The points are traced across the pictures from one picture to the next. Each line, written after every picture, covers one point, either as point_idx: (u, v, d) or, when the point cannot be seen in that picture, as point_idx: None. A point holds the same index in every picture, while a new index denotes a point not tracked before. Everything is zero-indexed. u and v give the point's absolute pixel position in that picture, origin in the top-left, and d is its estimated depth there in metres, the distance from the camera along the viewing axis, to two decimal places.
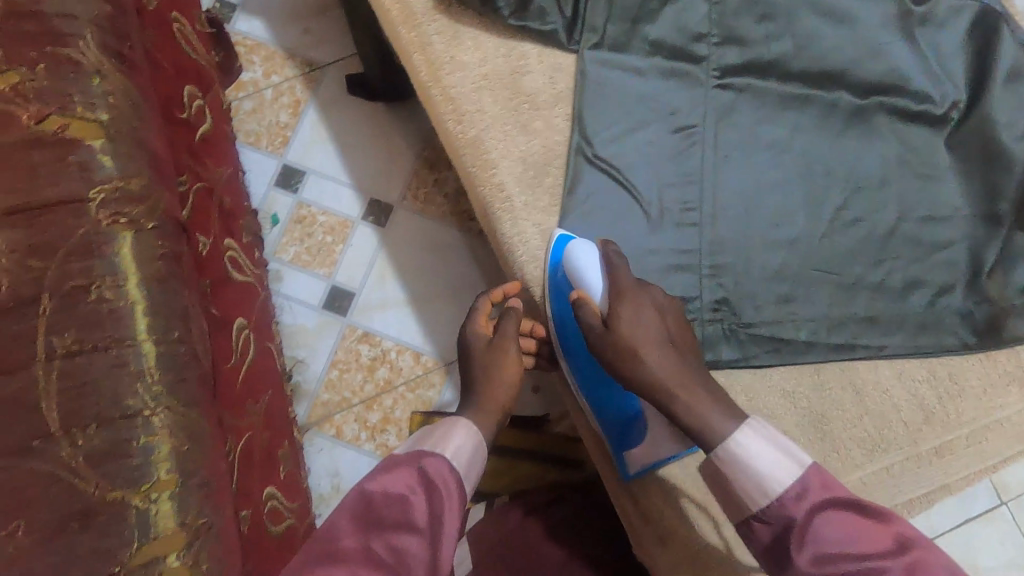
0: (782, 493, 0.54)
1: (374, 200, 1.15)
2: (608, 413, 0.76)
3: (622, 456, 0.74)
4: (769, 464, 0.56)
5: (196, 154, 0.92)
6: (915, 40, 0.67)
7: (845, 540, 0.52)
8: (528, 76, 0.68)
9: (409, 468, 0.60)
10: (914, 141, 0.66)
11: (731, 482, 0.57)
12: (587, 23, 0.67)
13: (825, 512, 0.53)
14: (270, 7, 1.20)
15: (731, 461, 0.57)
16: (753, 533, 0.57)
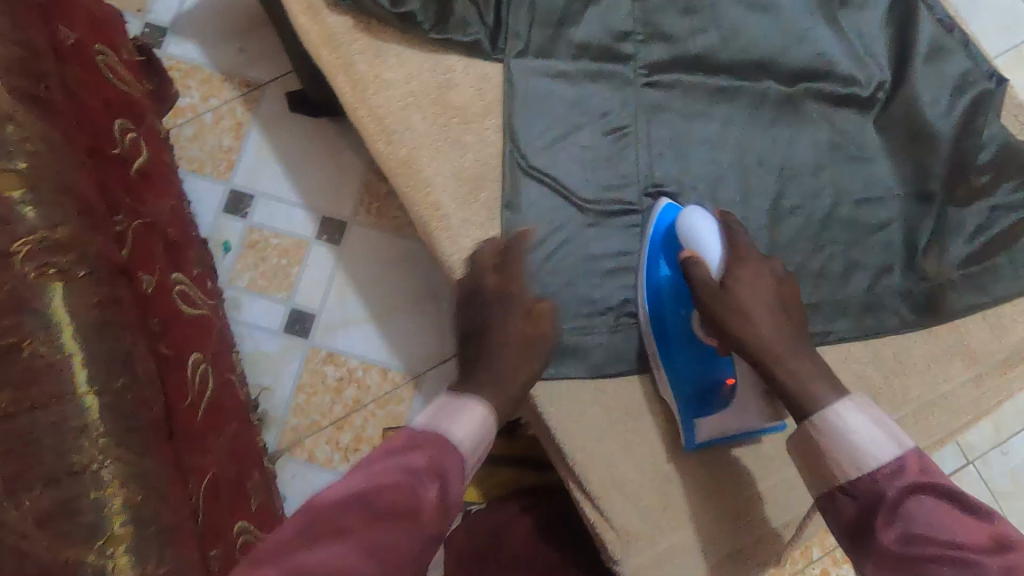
0: (878, 468, 0.52)
1: (327, 217, 1.13)
2: (688, 378, 0.66)
3: (691, 423, 0.66)
4: (866, 438, 0.54)
5: (133, 189, 0.90)
6: (838, 23, 0.67)
7: (935, 524, 0.48)
8: (457, 88, 0.66)
9: (420, 447, 0.50)
10: (847, 125, 0.66)
11: (823, 451, 0.56)
12: (512, 30, 0.66)
13: (918, 495, 0.50)
14: (203, 29, 1.17)
15: (826, 430, 0.56)
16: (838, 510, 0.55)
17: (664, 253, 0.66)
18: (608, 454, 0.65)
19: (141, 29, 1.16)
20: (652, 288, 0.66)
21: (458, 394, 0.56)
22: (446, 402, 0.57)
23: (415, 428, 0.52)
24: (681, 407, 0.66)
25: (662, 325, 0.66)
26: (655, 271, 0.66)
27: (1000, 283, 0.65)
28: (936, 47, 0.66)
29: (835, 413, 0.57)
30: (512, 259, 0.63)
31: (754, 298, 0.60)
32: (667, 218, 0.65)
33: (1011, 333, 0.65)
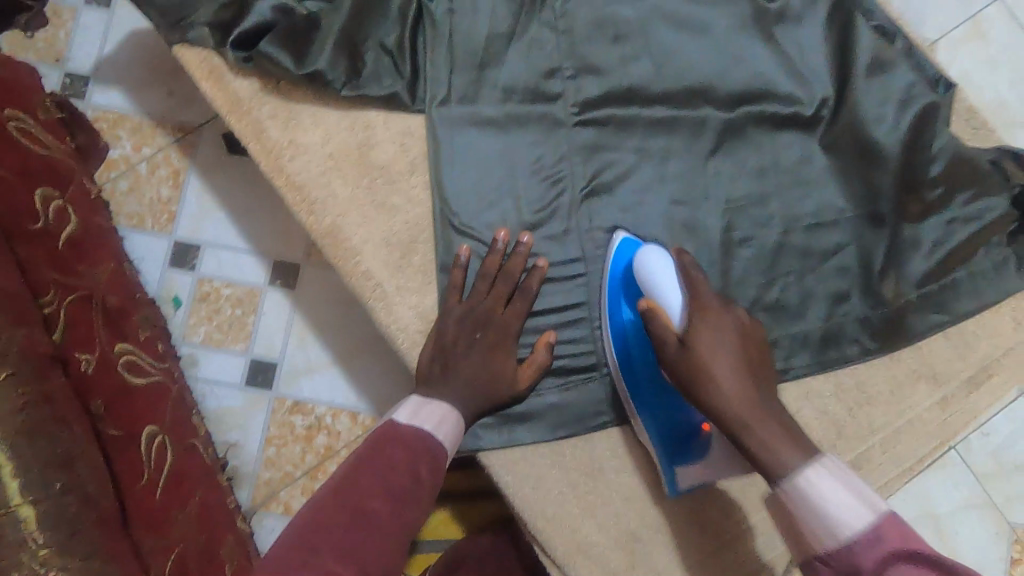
0: (852, 537, 0.49)
1: (278, 261, 1.09)
2: (662, 424, 0.64)
3: (673, 471, 0.64)
4: (841, 507, 0.51)
5: (61, 263, 0.85)
6: (776, 40, 0.66)
7: None
8: (381, 146, 0.65)
9: (400, 468, 0.55)
10: (789, 150, 0.65)
11: (796, 519, 0.53)
12: (433, 78, 0.64)
13: (898, 564, 0.46)
14: (127, 74, 1.11)
15: (796, 496, 0.53)
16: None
17: (624, 296, 0.64)
18: (570, 517, 0.65)
19: (60, 82, 1.10)
20: (616, 331, 0.64)
21: (435, 408, 0.59)
22: (424, 398, 0.61)
23: (393, 446, 0.56)
24: (660, 453, 0.64)
25: (632, 374, 0.64)
26: (618, 314, 0.64)
27: (962, 301, 0.63)
28: (876, 59, 0.64)
29: (809, 479, 0.53)
30: (447, 326, 0.62)
31: (716, 358, 0.58)
32: (623, 257, 0.64)
33: (975, 352, 0.65)
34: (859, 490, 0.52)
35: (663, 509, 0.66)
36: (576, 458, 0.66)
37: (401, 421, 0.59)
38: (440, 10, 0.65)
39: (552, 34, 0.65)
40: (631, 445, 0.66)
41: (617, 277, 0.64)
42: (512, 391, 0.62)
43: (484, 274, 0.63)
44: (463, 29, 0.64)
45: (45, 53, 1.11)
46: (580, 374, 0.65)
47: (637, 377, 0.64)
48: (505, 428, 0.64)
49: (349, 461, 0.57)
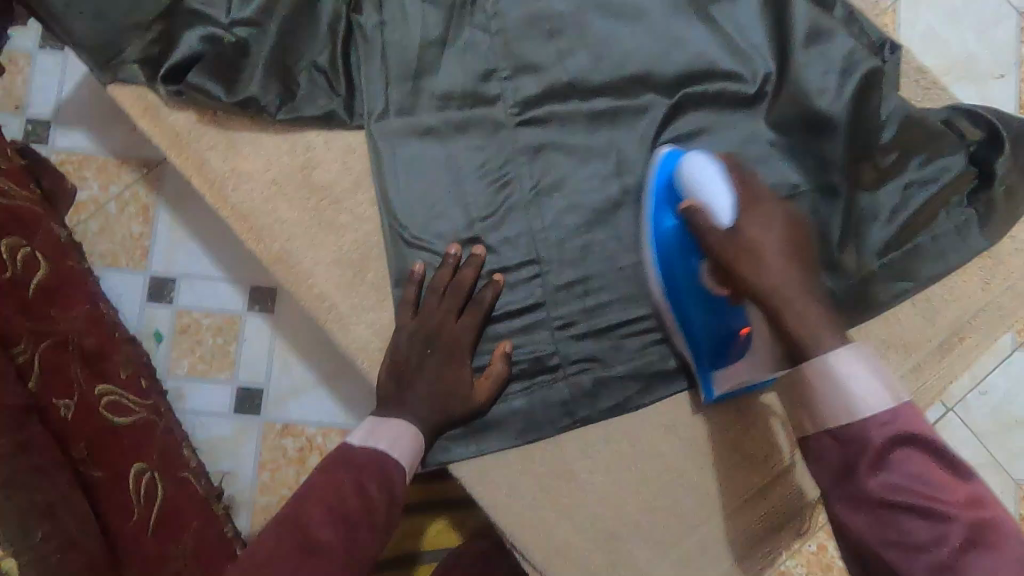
0: (871, 416, 0.51)
1: (255, 287, 1.09)
2: (701, 333, 0.64)
3: (708, 375, 0.65)
4: (863, 386, 0.52)
5: (33, 311, 0.85)
6: (711, 20, 0.65)
7: (922, 480, 0.49)
8: (323, 166, 0.65)
9: (353, 492, 0.56)
10: (733, 131, 0.65)
11: (810, 386, 0.54)
12: (368, 93, 0.64)
13: (907, 450, 0.50)
14: (88, 114, 1.11)
15: (820, 370, 0.53)
16: (820, 453, 0.54)
17: (668, 202, 0.63)
18: (548, 520, 0.65)
19: (22, 129, 1.10)
20: (655, 236, 0.64)
21: (388, 428, 0.59)
22: (379, 417, 0.61)
23: (347, 468, 0.57)
24: (696, 362, 0.65)
25: (672, 283, 0.64)
26: (660, 221, 0.63)
27: (925, 266, 0.63)
28: (815, 27, 0.63)
29: (832, 358, 0.54)
30: (404, 339, 0.62)
31: (757, 240, 0.58)
32: (668, 164, 0.63)
33: (943, 317, 0.64)
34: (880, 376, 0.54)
35: (643, 504, 0.66)
36: (551, 461, 0.65)
37: (355, 442, 0.59)
38: (371, 24, 0.65)
39: (485, 36, 0.65)
40: (603, 443, 0.66)
41: (660, 184, 0.63)
42: (475, 398, 0.62)
43: (434, 287, 0.62)
44: (395, 40, 0.64)
45: (4, 101, 1.11)
46: (544, 379, 0.65)
47: (679, 288, 0.64)
48: (472, 439, 0.64)
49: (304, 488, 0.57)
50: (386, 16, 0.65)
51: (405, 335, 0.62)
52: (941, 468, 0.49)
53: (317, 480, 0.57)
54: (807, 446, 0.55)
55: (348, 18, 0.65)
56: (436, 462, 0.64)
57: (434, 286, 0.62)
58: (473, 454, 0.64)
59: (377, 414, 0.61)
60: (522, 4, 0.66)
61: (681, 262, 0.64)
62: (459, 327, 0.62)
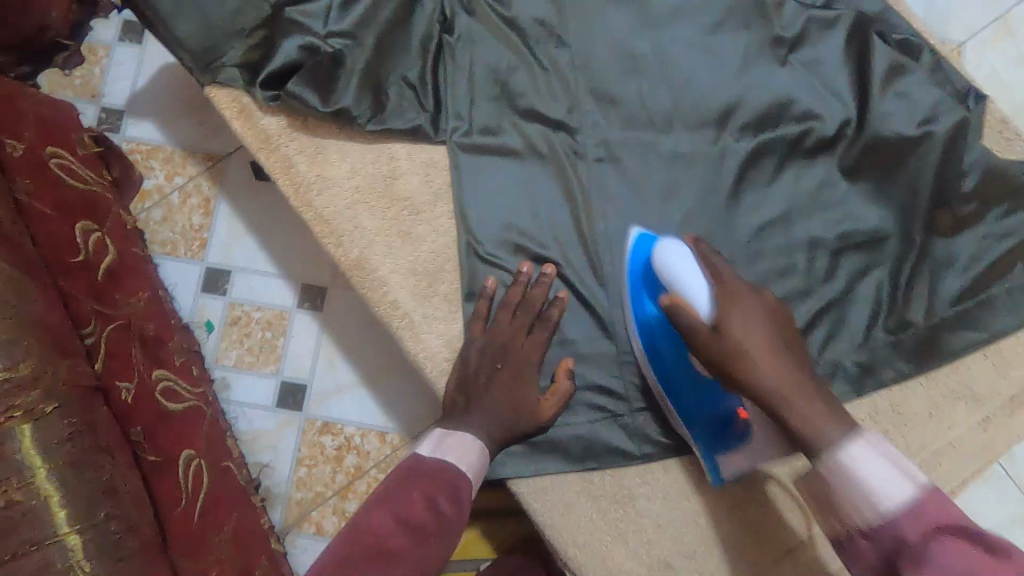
0: (895, 511, 0.51)
1: (306, 285, 1.11)
2: (698, 416, 0.65)
3: (712, 459, 0.64)
4: (880, 481, 0.52)
5: (101, 294, 0.88)
6: (793, 61, 0.66)
7: (957, 565, 0.46)
8: (405, 178, 0.67)
9: (425, 502, 0.57)
10: (809, 173, 0.65)
11: (835, 493, 0.54)
12: (454, 111, 0.67)
13: (938, 538, 0.48)
14: (159, 106, 1.15)
15: (837, 471, 0.54)
16: (860, 555, 0.53)
17: (647, 291, 0.65)
18: (600, 541, 0.65)
19: (97, 116, 1.14)
20: (640, 325, 0.65)
21: (457, 442, 0.61)
22: (447, 430, 0.62)
23: (417, 476, 0.59)
24: (699, 445, 0.64)
25: (663, 371, 0.65)
26: (642, 309, 0.65)
27: (1001, 318, 0.62)
28: (897, 76, 0.64)
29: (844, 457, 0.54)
30: (471, 352, 0.64)
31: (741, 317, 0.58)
32: (641, 252, 0.64)
33: (1016, 370, 0.63)
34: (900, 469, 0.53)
35: (697, 533, 0.66)
36: (607, 484, 0.66)
37: (425, 453, 0.61)
38: (461, 45, 0.67)
39: (570, 64, 0.67)
40: (661, 470, 0.67)
41: (635, 276, 0.64)
42: (540, 416, 0.63)
43: (507, 302, 0.64)
44: (484, 63, 0.67)
45: (82, 89, 1.15)
46: (600, 407, 0.67)
47: (671, 377, 0.65)
48: (531, 458, 0.66)
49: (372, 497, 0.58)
50: (476, 39, 0.67)
51: (475, 348, 0.64)
52: (980, 552, 0.46)
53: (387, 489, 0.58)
54: (848, 551, 0.54)
55: (439, 38, 0.68)
56: (494, 476, 0.65)
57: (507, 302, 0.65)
58: (534, 470, 0.66)
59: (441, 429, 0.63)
60: (607, 35, 0.67)
61: (669, 347, 0.65)
62: (527, 344, 0.64)
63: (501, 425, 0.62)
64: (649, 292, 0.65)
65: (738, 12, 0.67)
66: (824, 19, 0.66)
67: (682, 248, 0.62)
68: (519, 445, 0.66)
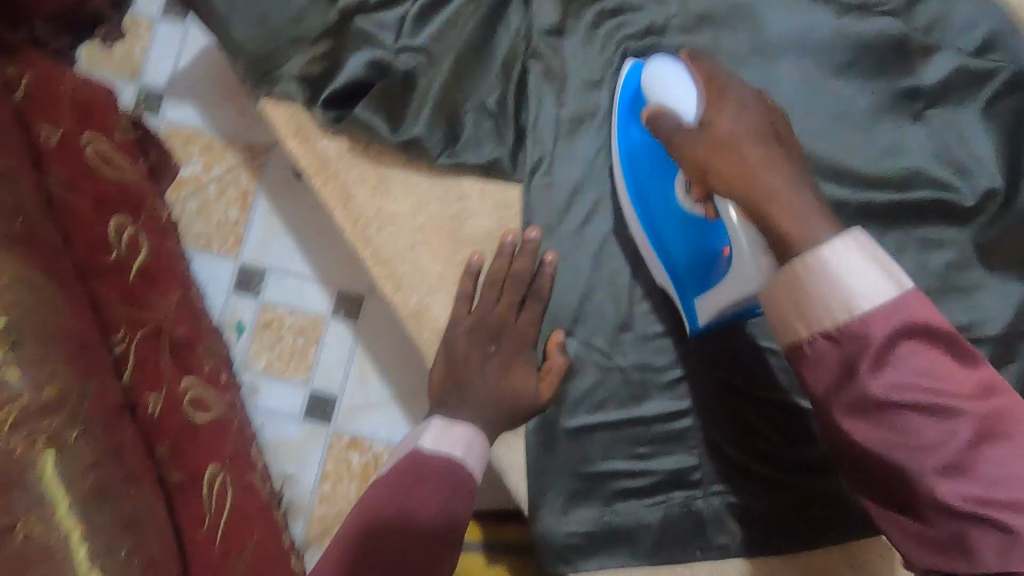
0: (871, 311, 0.43)
1: (341, 292, 1.06)
2: (676, 254, 0.66)
3: (689, 299, 0.65)
4: (859, 280, 0.44)
5: (133, 295, 0.84)
6: (927, 119, 0.64)
7: (926, 370, 0.43)
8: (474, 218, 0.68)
9: (438, 510, 0.58)
10: (942, 249, 0.62)
11: (804, 287, 0.46)
12: (560, 158, 0.69)
13: (907, 340, 0.43)
14: (198, 89, 1.09)
15: (813, 270, 0.46)
16: (818, 361, 0.46)
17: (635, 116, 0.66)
18: None
19: (136, 96, 1.08)
20: (624, 150, 0.67)
21: (455, 435, 0.61)
22: (446, 420, 0.62)
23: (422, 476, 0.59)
24: (676, 284, 0.66)
25: (643, 197, 0.67)
26: (628, 134, 0.67)
27: None
28: None
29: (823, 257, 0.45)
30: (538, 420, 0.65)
31: (730, 116, 0.54)
32: (633, 81, 0.66)
33: None
34: (880, 261, 0.45)
35: None
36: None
37: (426, 451, 0.61)
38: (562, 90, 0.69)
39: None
40: (737, 571, 0.66)
41: (626, 101, 0.67)
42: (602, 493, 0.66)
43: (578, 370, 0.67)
44: (581, 110, 0.70)
45: (121, 66, 1.09)
46: (649, 467, 0.67)
47: (647, 186, 0.66)
48: (596, 549, 0.66)
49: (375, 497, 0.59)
50: (585, 88, 0.68)
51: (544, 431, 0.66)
52: (946, 357, 0.43)
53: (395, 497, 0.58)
54: (800, 352, 0.47)
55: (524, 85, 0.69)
56: (556, 573, 0.66)
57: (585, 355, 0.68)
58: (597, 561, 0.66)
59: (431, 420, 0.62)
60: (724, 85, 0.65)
61: (656, 193, 0.66)
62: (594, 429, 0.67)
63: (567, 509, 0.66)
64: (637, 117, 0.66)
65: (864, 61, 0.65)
66: (969, 76, 0.64)
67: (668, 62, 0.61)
68: (568, 514, 0.66)
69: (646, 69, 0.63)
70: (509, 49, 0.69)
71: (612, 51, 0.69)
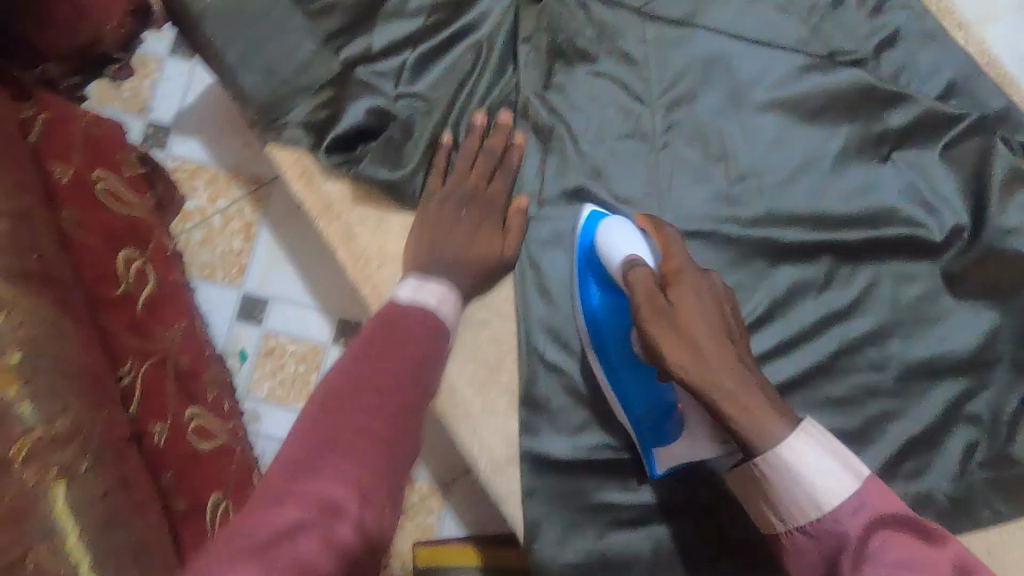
0: (835, 507, 0.48)
1: (343, 320, 1.08)
2: (637, 407, 0.69)
3: (653, 456, 0.68)
4: (822, 476, 0.49)
5: (140, 328, 0.87)
6: (896, 162, 0.68)
7: (906, 561, 0.44)
8: (482, 238, 0.65)
9: (412, 357, 0.50)
10: (916, 286, 0.67)
11: (774, 490, 0.51)
12: (557, 197, 0.71)
13: (879, 532, 0.46)
14: (206, 125, 1.13)
15: (780, 468, 0.50)
16: (798, 554, 0.51)
17: (591, 272, 0.70)
18: None
19: (143, 132, 1.12)
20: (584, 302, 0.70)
21: (433, 292, 0.57)
22: (420, 277, 0.58)
23: (393, 323, 0.52)
24: (641, 440, 0.69)
25: (606, 354, 0.69)
26: (585, 283, 0.70)
27: None
28: (1015, 182, 0.66)
29: (784, 449, 0.51)
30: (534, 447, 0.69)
31: (692, 309, 0.58)
32: (591, 226, 0.69)
33: None
34: (839, 455, 0.50)
35: None
36: None
37: (400, 302, 0.55)
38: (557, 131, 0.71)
39: (667, 164, 0.70)
40: None
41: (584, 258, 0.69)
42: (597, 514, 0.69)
43: (569, 396, 0.70)
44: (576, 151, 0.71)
45: (130, 102, 1.13)
46: (626, 500, 0.69)
47: (603, 334, 0.69)
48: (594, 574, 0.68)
49: (328, 384, 0.47)
50: (577, 131, 0.71)
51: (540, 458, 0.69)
52: (919, 542, 0.45)
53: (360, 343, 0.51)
54: (781, 547, 0.52)
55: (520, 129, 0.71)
56: None
57: (576, 392, 0.71)
58: None
59: (403, 279, 0.60)
60: (704, 129, 0.70)
61: (613, 337, 0.69)
62: (586, 458, 0.70)
63: (565, 534, 0.68)
64: (593, 269, 0.70)
65: (836, 107, 0.68)
66: (936, 120, 0.68)
67: (626, 225, 0.67)
68: (567, 544, 0.68)
69: (604, 227, 0.68)
70: (504, 94, 0.72)
71: (601, 95, 0.72)
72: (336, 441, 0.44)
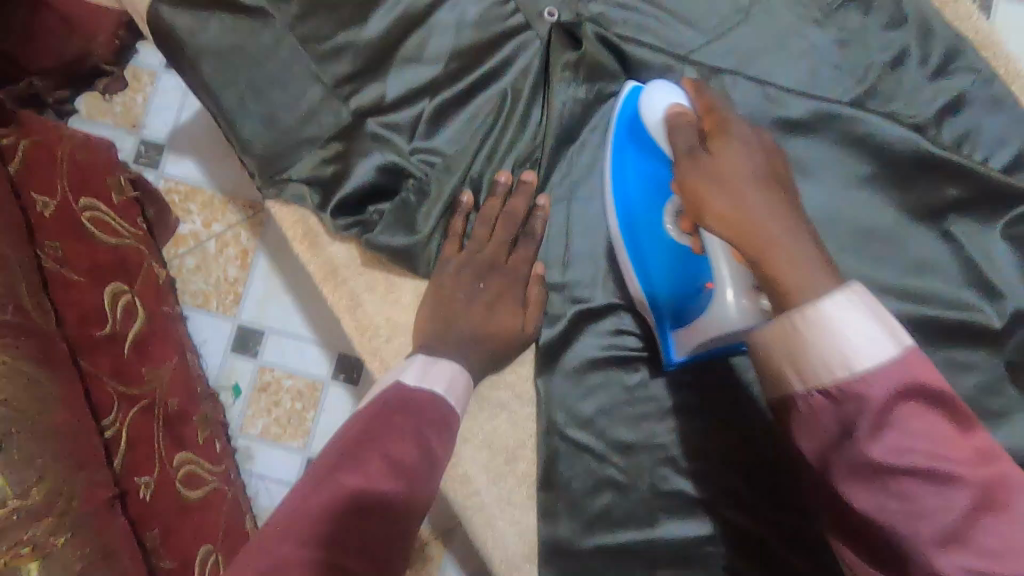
0: (867, 369, 0.37)
1: (343, 355, 1.03)
2: (654, 254, 0.65)
3: (668, 333, 0.65)
4: (856, 330, 0.38)
5: (126, 370, 0.81)
6: (952, 237, 0.64)
7: (926, 437, 0.36)
8: (501, 315, 0.65)
9: (408, 443, 0.51)
10: (973, 373, 0.62)
11: (795, 343, 0.41)
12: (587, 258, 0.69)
13: (905, 398, 0.37)
14: (201, 144, 1.06)
15: (811, 330, 0.40)
16: (813, 417, 0.40)
17: (629, 133, 0.66)
18: None
19: (134, 149, 1.05)
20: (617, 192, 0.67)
21: (441, 372, 0.57)
22: (429, 358, 0.59)
23: (392, 406, 0.53)
24: (654, 313, 0.65)
25: (637, 236, 0.66)
26: (621, 153, 0.67)
27: None
28: None
29: (823, 309, 0.40)
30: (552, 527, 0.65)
31: (732, 154, 0.51)
32: (633, 99, 0.66)
33: None
34: (886, 319, 0.39)
35: None
36: None
37: (408, 384, 0.56)
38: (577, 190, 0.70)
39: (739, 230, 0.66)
40: None
41: (623, 122, 0.66)
42: None
43: (590, 472, 0.66)
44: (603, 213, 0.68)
45: (120, 117, 1.05)
46: None
47: (636, 234, 0.66)
48: None
49: (331, 454, 0.50)
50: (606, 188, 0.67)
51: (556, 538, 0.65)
52: (945, 420, 0.37)
53: (361, 424, 0.52)
54: (792, 406, 0.42)
55: (542, 190, 0.69)
56: None
57: (597, 470, 0.66)
58: None
59: (410, 356, 0.60)
60: None
61: (648, 230, 0.66)
62: (607, 540, 0.65)
63: None
64: (632, 135, 0.66)
65: (887, 173, 0.65)
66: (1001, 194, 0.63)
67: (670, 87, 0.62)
68: None
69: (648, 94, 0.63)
70: (526, 148, 0.69)
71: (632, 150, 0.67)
72: (319, 520, 0.45)
